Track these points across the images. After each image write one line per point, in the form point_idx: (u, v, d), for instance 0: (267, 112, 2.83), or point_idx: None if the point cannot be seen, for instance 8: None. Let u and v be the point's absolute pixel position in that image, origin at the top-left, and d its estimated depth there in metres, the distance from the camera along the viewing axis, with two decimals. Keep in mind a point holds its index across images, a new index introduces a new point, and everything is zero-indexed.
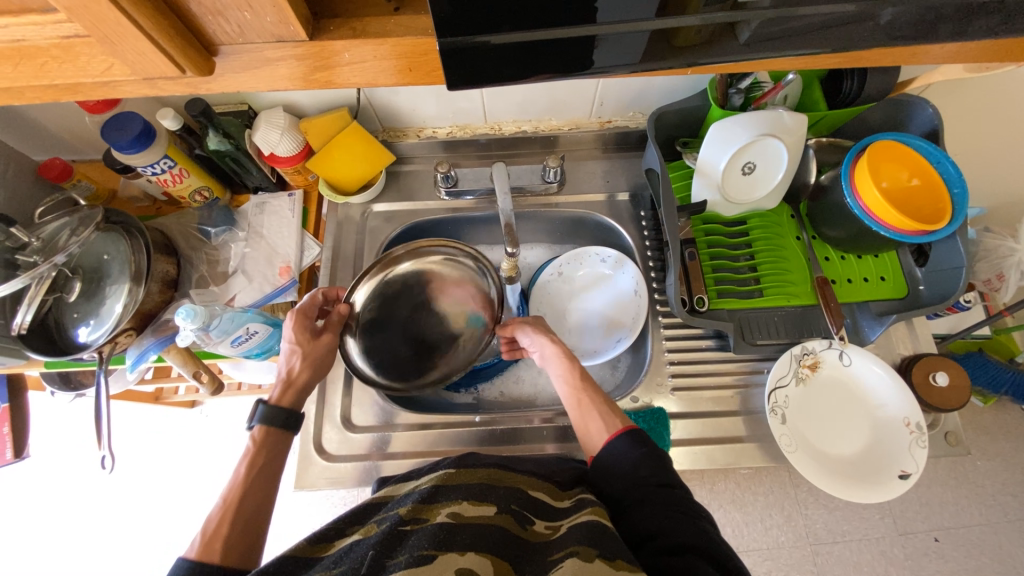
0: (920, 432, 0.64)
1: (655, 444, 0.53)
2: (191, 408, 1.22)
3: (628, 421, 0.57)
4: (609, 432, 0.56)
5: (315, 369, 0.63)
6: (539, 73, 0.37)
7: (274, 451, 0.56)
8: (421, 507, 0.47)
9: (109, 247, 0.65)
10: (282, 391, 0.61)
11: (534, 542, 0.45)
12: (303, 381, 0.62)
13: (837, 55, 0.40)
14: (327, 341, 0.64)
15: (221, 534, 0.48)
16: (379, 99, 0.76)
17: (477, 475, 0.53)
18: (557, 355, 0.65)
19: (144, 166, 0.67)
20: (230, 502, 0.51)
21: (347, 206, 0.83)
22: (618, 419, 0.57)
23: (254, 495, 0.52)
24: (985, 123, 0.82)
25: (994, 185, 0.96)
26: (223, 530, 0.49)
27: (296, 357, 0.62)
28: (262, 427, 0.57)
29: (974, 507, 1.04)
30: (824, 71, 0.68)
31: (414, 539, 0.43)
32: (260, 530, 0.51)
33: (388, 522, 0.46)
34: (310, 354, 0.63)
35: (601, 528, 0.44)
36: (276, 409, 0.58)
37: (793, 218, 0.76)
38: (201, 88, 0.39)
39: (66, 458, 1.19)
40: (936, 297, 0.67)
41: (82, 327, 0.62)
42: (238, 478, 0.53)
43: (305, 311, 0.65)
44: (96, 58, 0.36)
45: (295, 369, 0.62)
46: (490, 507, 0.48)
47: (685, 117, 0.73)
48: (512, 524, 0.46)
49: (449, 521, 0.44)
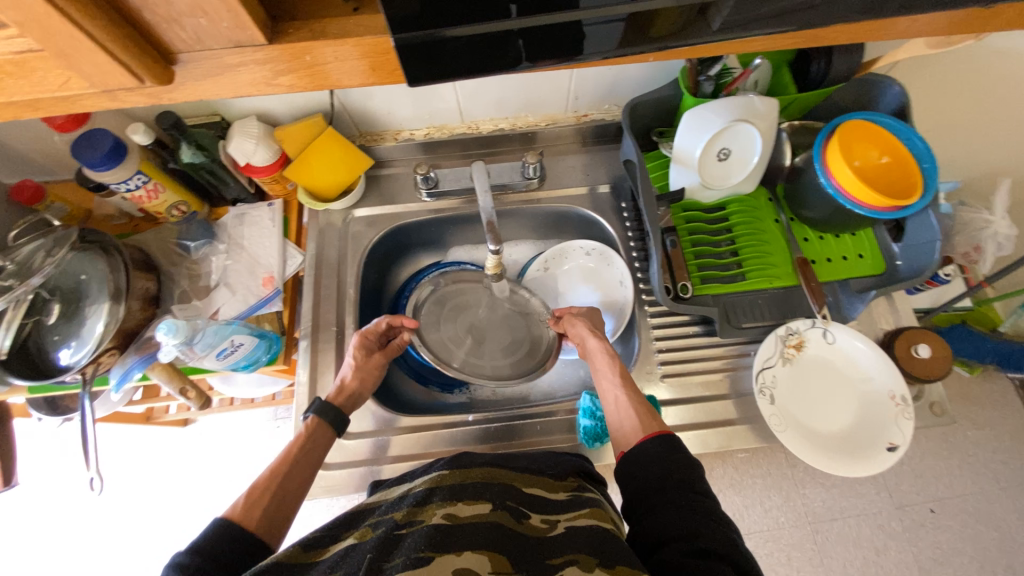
0: (905, 404, 0.65)
1: (687, 452, 0.52)
2: (184, 427, 1.21)
3: (663, 425, 0.57)
4: (645, 432, 0.56)
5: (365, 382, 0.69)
6: (504, 65, 0.37)
7: (319, 444, 0.63)
8: (416, 510, 0.47)
9: (86, 267, 0.64)
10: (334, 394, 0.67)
11: (531, 536, 0.45)
12: (351, 388, 0.68)
13: (799, 35, 0.41)
14: (378, 360, 0.71)
15: (261, 504, 0.54)
16: (353, 103, 0.75)
17: (471, 474, 0.53)
18: (599, 352, 0.68)
19: (117, 183, 0.66)
20: (276, 471, 0.58)
21: (328, 213, 0.83)
22: (653, 421, 0.58)
23: (294, 480, 0.59)
24: (952, 99, 0.84)
25: (965, 159, 0.98)
26: (264, 497, 0.55)
27: (349, 370, 0.69)
28: (314, 418, 0.64)
29: (967, 476, 1.06)
30: (790, 54, 0.70)
31: (410, 541, 0.42)
32: (288, 510, 0.56)
33: (384, 526, 0.46)
34: (358, 367, 0.69)
35: (602, 535, 0.46)
36: (329, 406, 0.65)
37: (771, 201, 0.77)
38: (163, 97, 0.39)
39: (58, 485, 1.17)
40: (913, 271, 0.68)
41: (64, 350, 0.61)
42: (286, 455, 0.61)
43: (369, 334, 0.72)
44: (54, 71, 0.35)
45: (346, 378, 0.68)
46: (485, 505, 0.48)
47: (659, 107, 0.74)
48: (509, 521, 0.46)
49: (444, 523, 0.44)
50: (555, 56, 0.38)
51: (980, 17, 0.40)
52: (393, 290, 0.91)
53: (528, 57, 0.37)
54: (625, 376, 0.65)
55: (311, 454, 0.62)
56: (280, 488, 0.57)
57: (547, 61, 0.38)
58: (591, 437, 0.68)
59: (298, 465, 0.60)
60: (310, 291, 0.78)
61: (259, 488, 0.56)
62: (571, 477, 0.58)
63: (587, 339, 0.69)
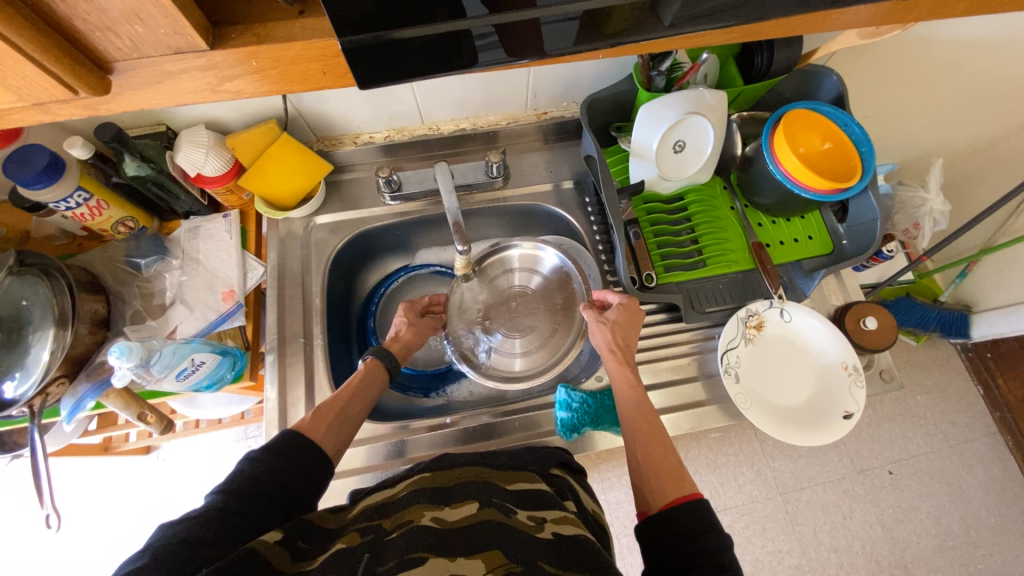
0: (857, 373, 0.69)
1: (720, 532, 0.47)
2: (147, 454, 1.15)
3: (695, 489, 0.52)
4: (675, 493, 0.52)
5: (418, 334, 0.76)
6: (456, 62, 0.37)
7: (373, 383, 0.67)
8: (403, 513, 0.47)
9: (26, 292, 0.59)
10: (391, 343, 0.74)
11: (521, 531, 0.45)
12: (406, 337, 0.75)
13: (738, 29, 0.42)
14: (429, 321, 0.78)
15: (326, 418, 0.60)
16: (308, 108, 0.74)
17: (456, 474, 0.53)
18: (622, 381, 0.64)
19: (56, 202, 0.63)
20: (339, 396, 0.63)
21: (288, 222, 0.80)
22: (687, 483, 0.53)
23: (352, 409, 0.63)
24: (885, 85, 0.90)
25: (900, 142, 1.05)
26: (327, 416, 0.60)
27: (403, 323, 0.76)
28: (372, 358, 0.69)
29: (920, 437, 1.14)
30: (735, 48, 0.73)
31: (401, 542, 0.42)
32: (348, 432, 0.61)
33: (372, 532, 0.45)
34: (414, 323, 0.76)
35: (589, 546, 0.45)
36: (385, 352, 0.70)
37: (726, 189, 0.80)
38: (101, 109, 0.37)
39: (11, 526, 1.10)
40: (858, 249, 0.72)
41: (5, 382, 0.56)
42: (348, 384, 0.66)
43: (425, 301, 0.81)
44: None
45: (400, 330, 0.75)
46: (472, 504, 0.47)
47: (615, 102, 0.75)
48: (498, 516, 0.46)
49: (434, 526, 0.44)
50: (516, 54, 0.38)
51: (907, 8, 0.43)
52: (363, 297, 0.90)
53: (484, 55, 0.37)
54: (650, 420, 0.60)
55: (368, 388, 0.67)
56: (341, 412, 0.62)
57: (509, 59, 0.39)
58: (569, 429, 0.70)
59: (359, 395, 0.65)
60: (274, 303, 0.75)
61: (328, 405, 0.62)
62: (551, 473, 0.59)
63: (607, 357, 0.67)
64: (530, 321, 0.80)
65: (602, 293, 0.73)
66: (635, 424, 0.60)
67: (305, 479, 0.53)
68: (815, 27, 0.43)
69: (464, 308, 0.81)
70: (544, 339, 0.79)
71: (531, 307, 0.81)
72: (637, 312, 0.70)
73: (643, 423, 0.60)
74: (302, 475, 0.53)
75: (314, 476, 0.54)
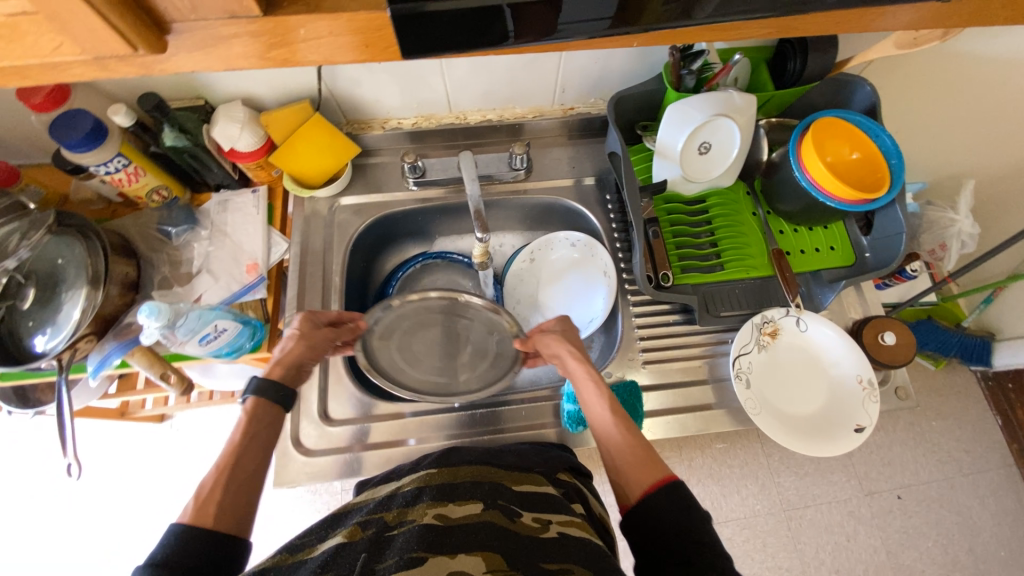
0: (872, 388, 0.69)
1: (698, 508, 0.48)
2: (161, 422, 1.18)
3: (669, 470, 0.52)
4: (648, 480, 0.51)
5: (308, 353, 0.61)
6: (493, 34, 0.38)
7: (264, 423, 0.55)
8: (406, 511, 0.48)
9: (63, 251, 0.63)
10: (274, 367, 0.60)
11: (524, 535, 0.45)
12: (291, 357, 0.60)
13: (775, 24, 0.42)
14: (328, 333, 0.63)
15: (214, 499, 0.48)
16: (341, 91, 0.75)
17: (461, 473, 0.54)
18: (588, 383, 0.61)
19: (97, 165, 0.65)
20: (224, 467, 0.51)
21: (313, 201, 0.82)
22: (659, 464, 0.52)
23: (246, 468, 0.51)
24: (920, 99, 0.88)
25: (931, 161, 1.03)
26: (215, 498, 0.48)
27: (292, 340, 0.62)
28: (253, 399, 0.56)
29: (932, 463, 1.11)
30: (768, 52, 0.73)
31: (402, 541, 0.44)
32: (253, 499, 0.51)
33: (374, 527, 0.47)
34: (304, 336, 0.61)
35: (592, 547, 0.45)
36: (268, 383, 0.57)
37: (749, 195, 0.79)
38: (154, 68, 0.39)
39: (30, 480, 1.14)
40: (881, 262, 0.71)
41: (38, 336, 0.60)
42: (231, 447, 0.52)
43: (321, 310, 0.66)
44: (46, 35, 0.35)
45: (288, 349, 0.61)
46: (475, 505, 0.48)
47: (642, 101, 0.76)
48: (502, 520, 0.46)
49: (435, 523, 0.45)
50: (554, 31, 0.38)
51: (952, 10, 0.42)
52: (380, 280, 0.92)
53: (518, 32, 0.38)
54: (617, 411, 0.58)
55: (260, 435, 0.54)
56: (233, 483, 0.50)
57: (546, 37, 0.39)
58: (575, 421, 0.70)
59: (250, 449, 0.53)
60: (295, 279, 0.77)
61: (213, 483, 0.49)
62: (559, 477, 0.59)
63: (568, 362, 0.63)
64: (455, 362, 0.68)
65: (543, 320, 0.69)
66: (602, 430, 0.57)
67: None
68: (858, 25, 0.43)
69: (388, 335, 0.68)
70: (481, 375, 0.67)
71: (453, 338, 0.69)
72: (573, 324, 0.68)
73: (615, 430, 0.56)
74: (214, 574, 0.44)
75: (229, 559, 0.46)
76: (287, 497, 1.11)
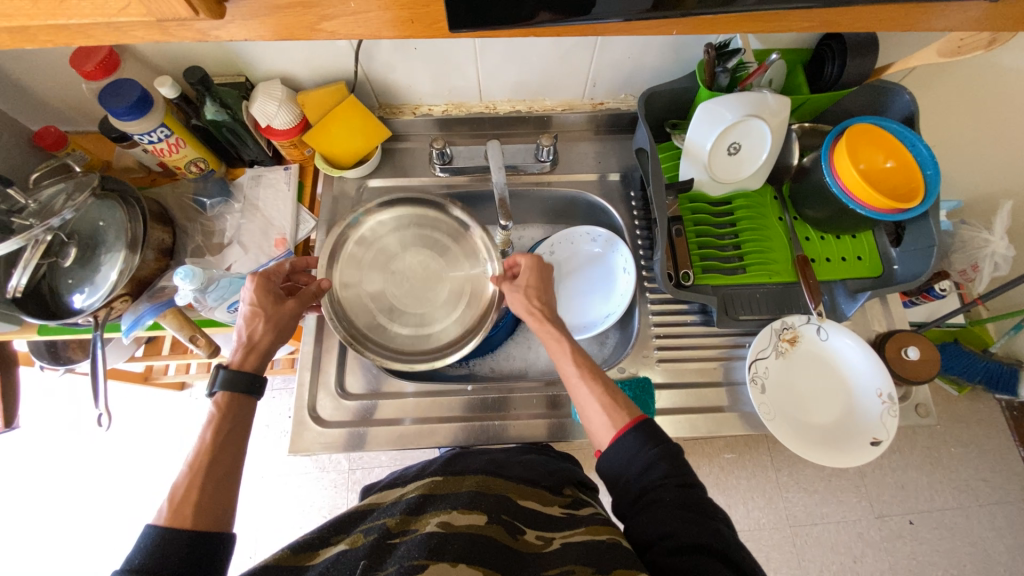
0: (891, 402, 0.67)
1: (669, 441, 0.50)
2: (181, 391, 1.22)
3: (635, 414, 0.54)
4: (614, 428, 0.53)
5: (279, 333, 0.60)
6: (535, 11, 0.39)
7: (239, 418, 0.53)
8: (410, 519, 0.48)
9: (105, 214, 0.65)
10: (246, 356, 0.57)
11: (526, 554, 0.45)
12: (265, 345, 0.59)
13: (816, 15, 0.42)
14: (294, 306, 0.62)
15: (191, 501, 0.47)
16: (376, 75, 0.77)
17: (465, 484, 0.54)
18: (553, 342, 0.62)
19: (141, 134, 0.68)
20: (197, 468, 0.49)
21: (342, 181, 0.84)
22: (625, 411, 0.54)
23: (221, 467, 0.50)
24: (961, 113, 0.86)
25: (968, 178, 1.00)
26: (192, 498, 0.47)
27: (258, 321, 0.59)
28: (224, 394, 0.54)
29: (948, 491, 1.08)
30: (806, 55, 0.72)
31: (403, 550, 0.43)
32: (232, 494, 0.50)
33: (376, 532, 0.47)
34: (272, 318, 0.59)
35: (597, 547, 0.45)
36: (239, 374, 0.55)
37: (776, 199, 0.78)
38: (210, 33, 0.41)
39: (57, 438, 1.19)
40: (909, 275, 0.70)
41: (77, 294, 0.63)
42: (204, 445, 0.51)
43: (269, 274, 0.63)
44: None
45: (256, 333, 0.59)
46: (480, 516, 0.48)
47: (674, 98, 0.75)
48: (503, 536, 0.46)
49: (438, 530, 0.45)
50: (597, 13, 0.39)
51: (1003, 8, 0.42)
52: None
53: (559, 9, 0.39)
54: (582, 364, 0.60)
55: (236, 431, 0.53)
56: (210, 483, 0.48)
57: (588, 17, 0.40)
58: None
59: (225, 448, 0.51)
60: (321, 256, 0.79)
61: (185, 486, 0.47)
62: (565, 490, 0.59)
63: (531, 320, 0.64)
64: (421, 296, 0.71)
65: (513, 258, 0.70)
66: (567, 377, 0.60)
67: None
68: (902, 19, 0.43)
69: (353, 258, 0.70)
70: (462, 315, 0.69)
71: (419, 273, 0.72)
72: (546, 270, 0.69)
73: (580, 382, 0.58)
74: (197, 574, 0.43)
75: (213, 556, 0.45)
76: (298, 473, 1.14)
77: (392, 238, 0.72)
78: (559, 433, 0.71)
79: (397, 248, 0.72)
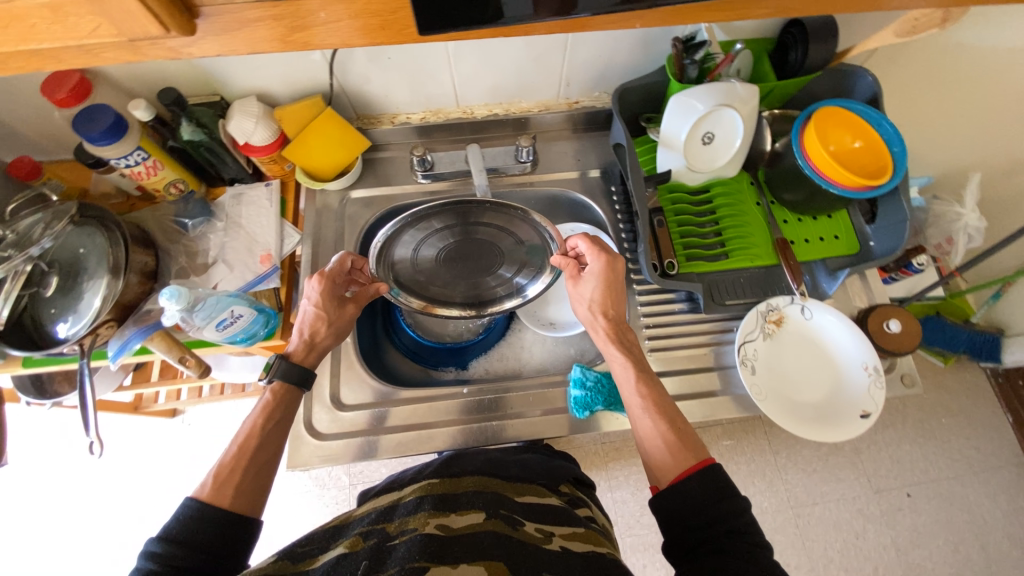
0: (877, 374, 0.69)
1: (736, 495, 0.50)
2: (172, 418, 1.21)
3: (703, 458, 0.54)
4: (681, 469, 0.53)
5: (338, 335, 0.66)
6: (501, 14, 0.40)
7: (289, 407, 0.58)
8: (407, 520, 0.48)
9: (84, 240, 0.65)
10: (305, 353, 0.63)
11: (526, 543, 0.46)
12: (324, 344, 0.65)
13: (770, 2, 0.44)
14: (353, 309, 0.67)
15: (232, 482, 0.50)
16: (352, 86, 0.77)
17: (464, 484, 0.54)
18: (622, 368, 0.63)
19: (117, 158, 0.67)
20: (243, 449, 0.53)
21: (324, 194, 0.84)
22: (692, 453, 0.54)
23: (264, 453, 0.54)
24: (922, 93, 0.89)
25: (935, 155, 1.04)
26: (234, 479, 0.51)
27: (320, 323, 0.64)
28: (279, 384, 0.60)
29: (942, 461, 1.11)
30: (769, 43, 0.74)
31: (403, 551, 0.43)
32: (267, 480, 0.53)
33: (376, 536, 0.46)
34: (333, 320, 0.64)
35: (601, 562, 0.46)
36: (293, 366, 0.60)
37: (753, 185, 0.80)
38: (182, 52, 0.41)
39: (46, 476, 1.16)
40: (886, 251, 0.72)
41: (61, 323, 0.62)
42: (252, 427, 0.56)
43: (333, 277, 0.66)
44: (85, 18, 0.38)
45: (318, 333, 0.64)
46: (477, 514, 0.48)
47: (646, 93, 0.77)
48: (503, 527, 0.47)
49: (437, 533, 0.45)
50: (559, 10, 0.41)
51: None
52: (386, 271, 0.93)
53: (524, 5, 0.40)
54: (648, 395, 0.60)
55: (277, 425, 0.57)
56: (251, 462, 0.52)
57: (554, 16, 0.41)
58: (582, 406, 0.70)
59: (270, 433, 0.56)
60: (308, 269, 0.79)
61: (231, 462, 0.52)
62: (563, 488, 0.60)
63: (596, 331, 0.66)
64: (466, 276, 0.71)
65: (574, 241, 0.68)
66: (632, 400, 0.61)
67: (230, 558, 0.47)
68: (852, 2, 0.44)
69: (403, 244, 0.69)
70: (526, 277, 0.72)
71: (467, 255, 0.71)
72: (618, 271, 0.66)
73: (646, 418, 0.59)
74: (223, 557, 0.46)
75: (239, 538, 0.48)
76: (297, 493, 1.12)
77: (443, 221, 0.69)
78: (556, 429, 0.72)
79: (447, 231, 0.70)
